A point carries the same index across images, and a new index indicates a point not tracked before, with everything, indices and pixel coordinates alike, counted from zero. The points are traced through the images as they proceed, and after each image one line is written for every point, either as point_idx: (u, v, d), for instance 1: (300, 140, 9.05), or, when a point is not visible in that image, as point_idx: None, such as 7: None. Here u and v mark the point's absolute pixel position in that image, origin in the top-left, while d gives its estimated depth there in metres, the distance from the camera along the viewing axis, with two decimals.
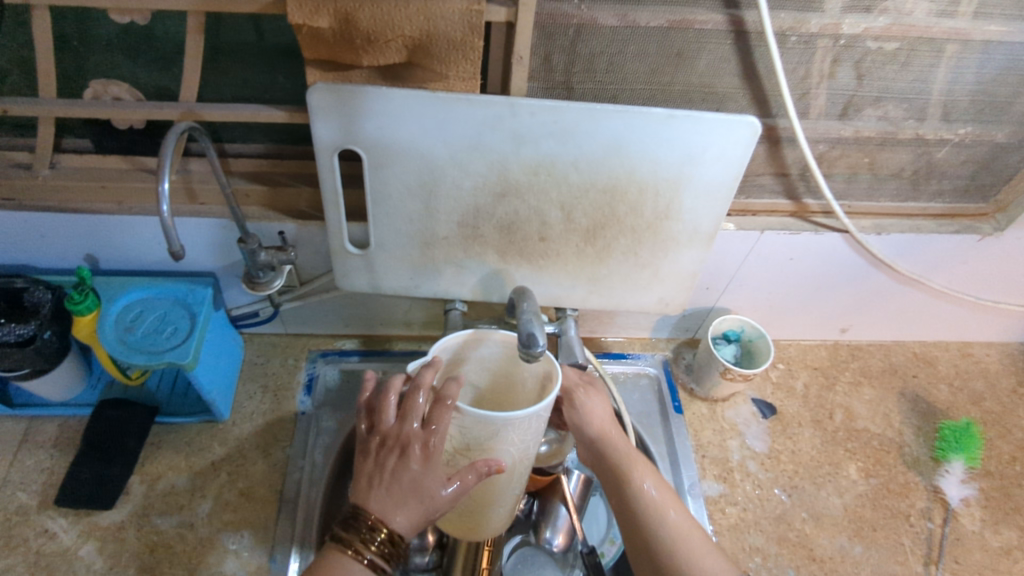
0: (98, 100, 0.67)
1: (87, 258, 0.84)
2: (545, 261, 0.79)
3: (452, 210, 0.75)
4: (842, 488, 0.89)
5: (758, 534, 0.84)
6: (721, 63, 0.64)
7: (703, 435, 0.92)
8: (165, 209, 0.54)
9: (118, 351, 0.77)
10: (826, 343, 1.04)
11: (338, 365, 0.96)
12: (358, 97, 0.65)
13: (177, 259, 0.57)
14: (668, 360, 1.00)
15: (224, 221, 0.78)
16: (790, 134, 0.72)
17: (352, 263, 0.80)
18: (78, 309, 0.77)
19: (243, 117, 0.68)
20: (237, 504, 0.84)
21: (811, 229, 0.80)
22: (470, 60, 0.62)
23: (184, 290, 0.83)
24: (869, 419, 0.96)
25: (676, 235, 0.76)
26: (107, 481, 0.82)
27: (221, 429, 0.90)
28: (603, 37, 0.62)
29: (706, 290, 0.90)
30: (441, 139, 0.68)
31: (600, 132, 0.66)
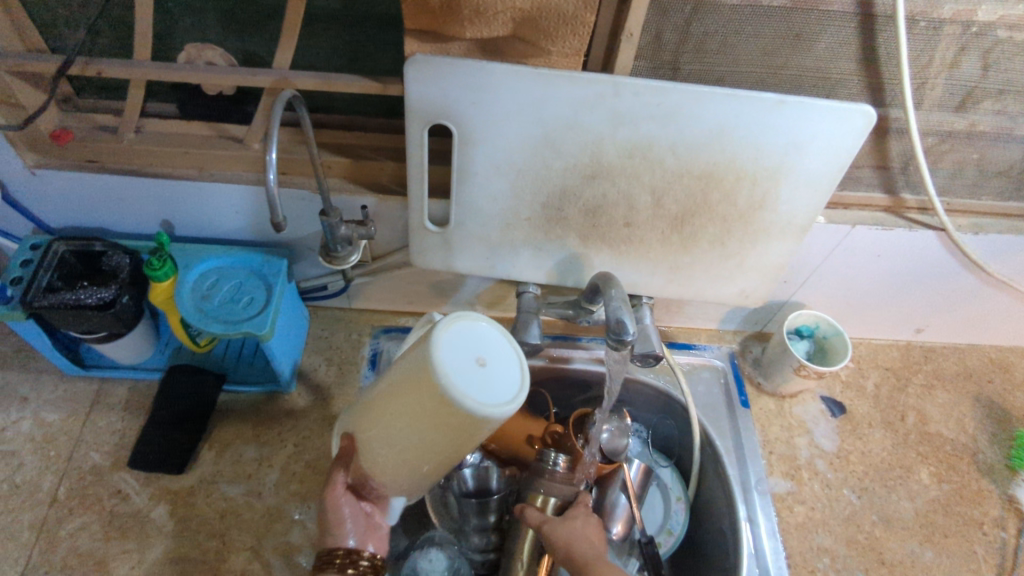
0: (192, 63, 0.66)
1: (164, 224, 0.84)
2: (628, 247, 0.77)
3: (539, 191, 0.73)
4: (913, 492, 0.87)
5: (827, 534, 0.82)
6: (840, 48, 0.62)
7: (771, 430, 0.91)
8: (272, 178, 0.53)
9: (195, 319, 0.76)
10: (898, 343, 1.01)
11: (402, 341, 0.96)
12: (457, 70, 0.63)
13: (279, 230, 0.57)
14: (735, 352, 0.98)
15: (307, 193, 0.77)
16: (899, 125, 0.70)
17: (430, 241, 0.79)
18: (156, 275, 0.77)
19: (338, 87, 0.66)
20: (303, 476, 0.84)
21: (905, 225, 0.78)
22: (578, 35, 0.60)
23: (259, 260, 0.83)
24: (943, 423, 0.93)
25: (767, 226, 0.73)
26: (177, 446, 0.83)
27: (286, 400, 0.90)
28: (721, 17, 0.59)
29: (784, 284, 0.88)
30: (536, 117, 0.66)
31: (704, 116, 0.64)
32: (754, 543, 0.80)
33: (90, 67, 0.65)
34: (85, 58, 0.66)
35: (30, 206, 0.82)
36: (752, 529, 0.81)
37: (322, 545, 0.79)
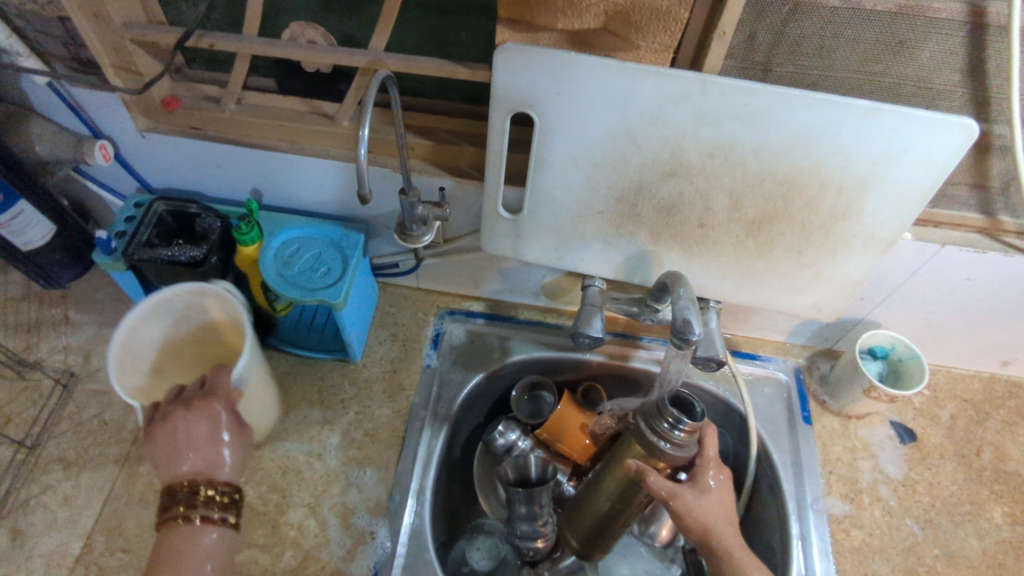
0: (295, 40, 0.70)
1: (254, 192, 0.90)
2: (699, 248, 0.77)
3: (614, 185, 0.73)
4: (983, 530, 0.82)
5: (883, 562, 0.79)
6: (946, 57, 0.59)
7: (832, 450, 0.88)
8: (362, 152, 0.56)
9: (276, 284, 0.81)
10: (980, 375, 0.96)
11: (465, 325, 0.99)
12: (546, 60, 0.64)
13: (365, 202, 0.59)
14: (802, 367, 0.95)
15: (388, 172, 0.80)
16: (1003, 143, 0.66)
17: (502, 227, 0.80)
18: (243, 239, 0.83)
19: (428, 71, 0.69)
20: (362, 443, 0.87)
21: (1000, 249, 0.73)
22: (670, 31, 0.61)
23: (338, 233, 0.87)
24: (1022, 463, 0.88)
25: (849, 238, 0.71)
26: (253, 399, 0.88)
27: (351, 370, 0.94)
28: (820, 19, 0.58)
29: (860, 301, 0.85)
30: (619, 110, 0.66)
31: (793, 120, 0.63)
32: (805, 561, 0.78)
33: (204, 40, 0.70)
34: (201, 32, 0.71)
35: (138, 166, 0.89)
36: (804, 548, 0.79)
37: (374, 510, 0.82)
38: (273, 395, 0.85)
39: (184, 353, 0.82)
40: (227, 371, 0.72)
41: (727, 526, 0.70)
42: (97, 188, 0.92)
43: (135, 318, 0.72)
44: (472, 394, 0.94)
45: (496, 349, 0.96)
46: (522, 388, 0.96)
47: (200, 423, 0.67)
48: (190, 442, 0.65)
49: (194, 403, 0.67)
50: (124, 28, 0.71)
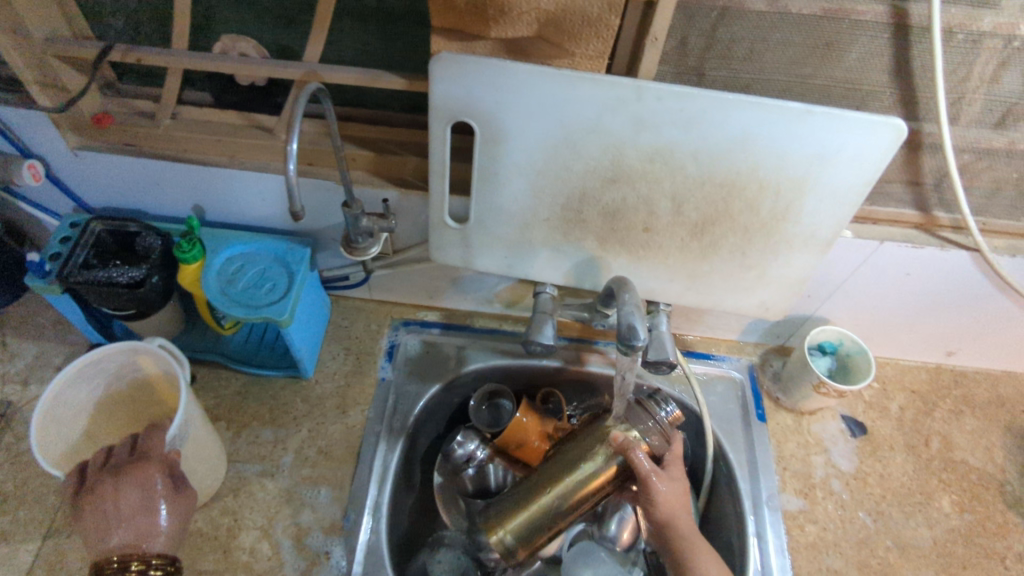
0: (226, 54, 0.68)
1: (195, 209, 0.87)
2: (646, 252, 0.77)
3: (558, 192, 0.73)
4: (933, 520, 0.84)
5: (837, 557, 0.80)
6: (872, 58, 0.60)
7: (786, 447, 0.89)
8: (291, 167, 0.55)
9: (219, 302, 0.79)
10: (927, 365, 0.98)
11: (420, 335, 0.98)
12: (481, 69, 0.63)
13: (297, 219, 0.58)
14: (755, 365, 0.96)
15: (331, 184, 0.78)
16: (933, 141, 0.67)
17: (450, 237, 0.79)
18: (185, 257, 0.81)
19: (364, 82, 0.68)
20: (316, 461, 0.86)
21: (937, 243, 0.75)
22: (602, 38, 0.60)
23: (284, 248, 0.85)
24: (969, 451, 0.90)
25: (790, 238, 0.72)
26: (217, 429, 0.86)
27: (304, 386, 0.92)
28: (748, 23, 0.58)
29: (808, 299, 0.86)
30: (558, 117, 0.66)
31: (728, 124, 0.63)
32: (761, 559, 0.79)
33: (130, 54, 0.68)
34: (127, 46, 0.68)
35: (72, 186, 0.85)
36: (760, 546, 0.80)
37: (328, 530, 0.80)
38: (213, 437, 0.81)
39: (115, 414, 0.79)
40: (159, 434, 0.72)
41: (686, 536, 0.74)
42: (29, 210, 0.88)
43: (62, 380, 0.71)
44: (429, 405, 0.93)
45: (452, 359, 0.96)
46: (481, 397, 0.94)
47: (132, 491, 0.68)
48: (120, 513, 0.67)
49: (127, 471, 0.68)
50: (46, 44, 0.69)
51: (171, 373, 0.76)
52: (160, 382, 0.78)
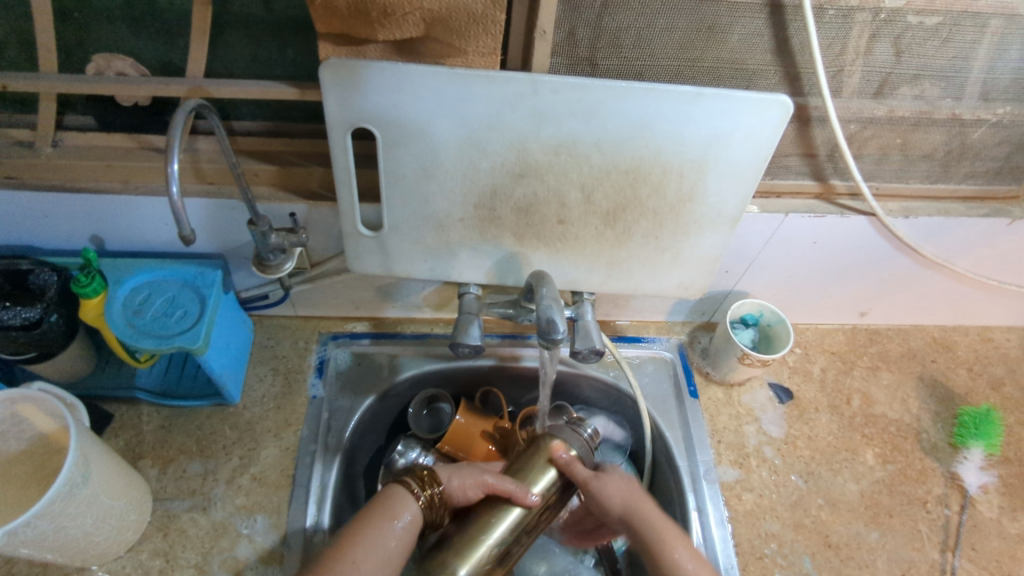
0: (102, 75, 0.64)
1: (93, 239, 0.82)
2: (564, 244, 0.77)
3: (469, 191, 0.72)
4: (859, 474, 0.88)
5: (774, 521, 0.83)
6: (753, 39, 0.62)
7: (719, 420, 0.91)
8: (174, 190, 0.53)
9: (127, 336, 0.75)
10: (844, 327, 1.02)
11: (350, 347, 0.95)
12: (373, 73, 0.62)
13: (187, 243, 0.56)
14: (684, 344, 0.98)
15: (233, 202, 0.75)
16: (821, 113, 0.70)
17: (365, 245, 0.78)
18: (84, 291, 0.75)
19: (255, 95, 0.65)
20: (250, 488, 0.83)
21: (836, 211, 0.78)
22: (491, 34, 0.60)
23: (193, 272, 0.81)
24: (887, 405, 0.95)
25: (699, 218, 0.74)
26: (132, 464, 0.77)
27: (231, 413, 0.89)
28: (631, 10, 0.59)
29: (726, 274, 0.88)
30: (458, 116, 0.65)
31: (624, 111, 0.64)
32: (702, 532, 0.81)
33: None
34: None
35: None
36: (701, 519, 0.82)
37: (268, 558, 0.78)
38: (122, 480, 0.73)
39: (12, 481, 0.71)
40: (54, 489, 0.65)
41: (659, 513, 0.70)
42: None
43: None
44: (364, 418, 0.91)
45: (385, 368, 0.94)
46: (419, 404, 0.95)
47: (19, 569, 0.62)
48: None
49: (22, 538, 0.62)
50: None
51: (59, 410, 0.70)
52: (62, 439, 0.72)
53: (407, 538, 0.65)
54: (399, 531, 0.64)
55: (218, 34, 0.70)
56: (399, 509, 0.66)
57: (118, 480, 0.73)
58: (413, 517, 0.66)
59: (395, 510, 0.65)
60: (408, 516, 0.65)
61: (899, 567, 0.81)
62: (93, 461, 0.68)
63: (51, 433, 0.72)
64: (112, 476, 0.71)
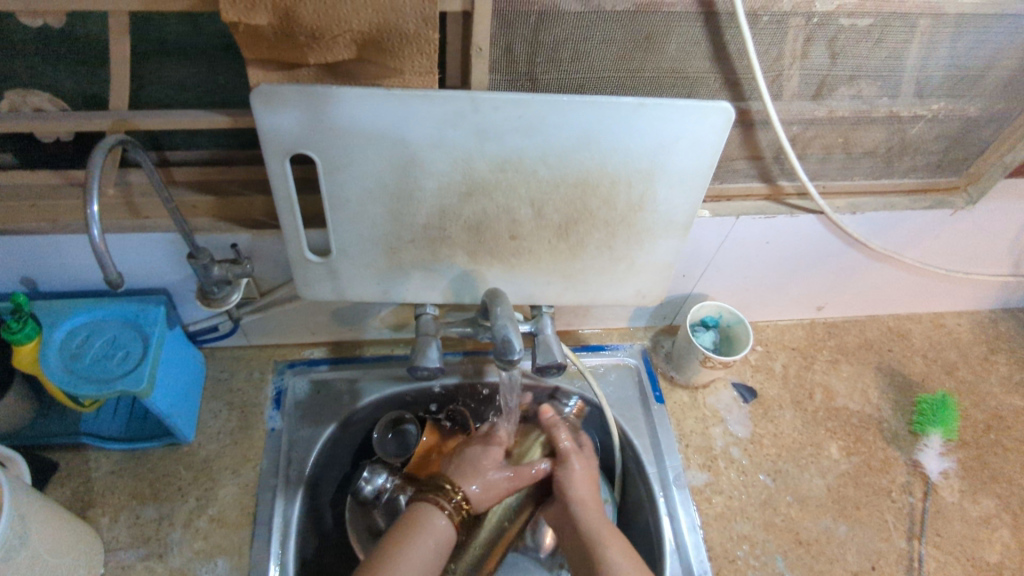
0: (17, 112, 0.61)
1: (24, 281, 0.78)
2: (518, 259, 0.76)
3: (417, 212, 0.70)
4: (825, 468, 0.89)
5: (745, 522, 0.83)
6: (691, 47, 0.62)
7: (685, 424, 0.91)
8: (95, 233, 0.50)
9: (65, 382, 0.71)
10: (802, 322, 1.03)
11: (307, 375, 0.93)
12: (306, 98, 0.59)
13: (114, 287, 0.53)
14: (647, 349, 0.98)
15: (172, 235, 0.73)
16: (763, 117, 0.71)
17: (314, 272, 0.75)
18: (16, 338, 0.71)
19: (184, 125, 0.63)
20: (208, 531, 0.79)
21: (786, 211, 0.79)
22: (426, 54, 0.58)
23: (134, 309, 0.78)
24: (848, 397, 0.96)
25: (651, 226, 0.73)
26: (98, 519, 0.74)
27: (185, 452, 0.85)
28: (567, 24, 0.59)
29: (683, 278, 0.88)
30: (399, 138, 0.63)
31: (568, 124, 0.63)
32: (675, 538, 0.81)
33: None
34: None
35: None
36: (673, 525, 0.82)
37: None
38: (67, 536, 0.69)
39: None
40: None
41: (609, 529, 0.73)
42: None
43: None
44: (327, 447, 0.88)
45: (346, 394, 0.91)
46: (382, 428, 0.92)
47: None
48: None
49: None
50: None
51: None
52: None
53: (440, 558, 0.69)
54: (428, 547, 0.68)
55: (143, 63, 0.67)
56: (433, 527, 0.70)
57: (61, 537, 0.68)
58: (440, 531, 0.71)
59: (425, 525, 0.70)
60: (433, 537, 0.69)
61: (869, 559, 0.81)
62: (33, 518, 0.64)
63: None
64: (54, 532, 0.67)
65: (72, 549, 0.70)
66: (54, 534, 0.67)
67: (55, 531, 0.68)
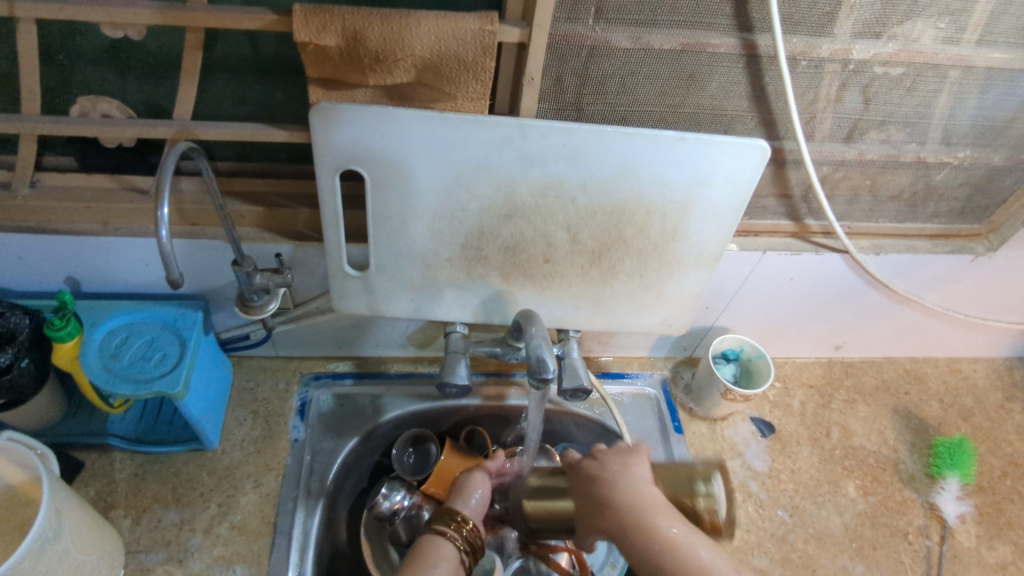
0: (87, 117, 0.64)
1: (69, 281, 0.80)
2: (550, 283, 0.78)
3: (456, 231, 0.72)
4: (842, 506, 0.89)
5: (762, 557, 0.83)
6: (731, 86, 0.65)
7: (704, 455, 0.92)
8: (164, 234, 0.52)
9: (103, 380, 0.72)
10: (820, 360, 1.05)
11: (332, 388, 0.94)
12: (363, 116, 0.62)
13: (176, 286, 0.55)
14: (667, 379, 0.99)
15: (218, 243, 0.75)
16: (795, 156, 0.74)
17: (351, 285, 0.77)
18: (58, 335, 0.73)
19: (242, 137, 0.66)
20: (229, 538, 0.79)
21: (811, 249, 0.81)
22: (480, 80, 0.61)
23: (172, 314, 0.80)
24: (865, 436, 0.97)
25: (681, 257, 0.75)
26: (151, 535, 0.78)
27: (209, 458, 0.86)
28: (616, 59, 0.62)
29: (707, 310, 0.90)
30: (448, 160, 0.66)
31: (610, 154, 0.66)
32: None
33: None
34: None
35: None
36: None
37: None
38: (93, 537, 0.70)
39: None
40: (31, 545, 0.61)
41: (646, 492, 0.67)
42: None
43: None
44: (350, 459, 0.89)
45: (369, 409, 0.92)
46: (403, 443, 0.92)
47: None
48: None
49: None
50: None
51: (29, 465, 0.66)
52: (31, 491, 0.68)
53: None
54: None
55: (205, 77, 0.71)
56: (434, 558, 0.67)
57: (90, 534, 0.69)
58: (445, 560, 0.67)
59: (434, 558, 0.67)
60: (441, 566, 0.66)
61: None
62: (65, 515, 0.65)
63: (16, 486, 0.68)
64: (84, 529, 0.68)
65: (100, 548, 0.71)
66: (85, 531, 0.68)
67: (86, 528, 0.69)
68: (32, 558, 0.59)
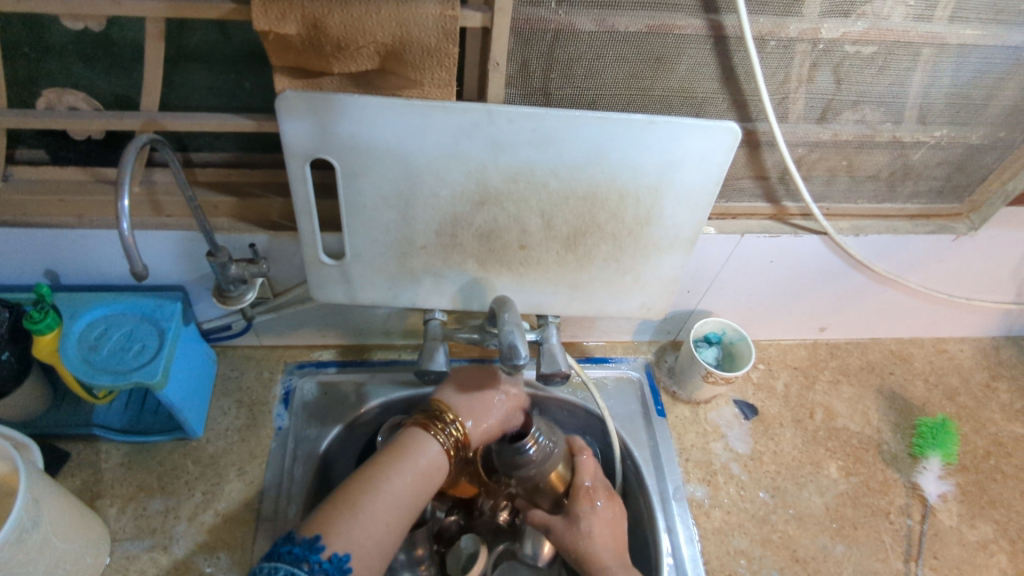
0: (53, 110, 0.64)
1: (47, 274, 0.81)
2: (527, 269, 0.78)
3: (430, 219, 0.72)
4: (824, 487, 0.89)
5: (742, 538, 0.84)
6: (701, 68, 0.65)
7: (687, 438, 0.92)
8: (125, 227, 0.52)
9: (82, 371, 0.73)
10: (805, 342, 1.05)
11: (316, 377, 0.94)
12: (328, 104, 0.62)
13: (140, 278, 0.55)
14: (651, 363, 0.99)
15: (193, 233, 0.75)
16: (769, 138, 0.73)
17: (328, 275, 0.77)
18: (36, 328, 0.73)
19: (210, 127, 0.65)
20: (213, 525, 0.81)
21: (790, 231, 0.81)
22: (445, 66, 0.60)
23: (151, 305, 0.80)
24: (849, 417, 0.97)
25: (657, 241, 0.75)
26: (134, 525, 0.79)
27: (194, 447, 0.87)
28: (582, 43, 0.61)
29: (688, 293, 0.90)
30: (417, 148, 0.65)
31: (580, 139, 0.65)
32: (673, 551, 0.81)
33: None
34: None
35: None
36: (671, 539, 0.82)
37: None
38: (74, 526, 0.71)
39: None
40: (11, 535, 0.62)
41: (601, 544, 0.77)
42: None
43: None
44: (335, 444, 0.90)
45: (353, 397, 0.93)
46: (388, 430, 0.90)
47: None
48: None
49: None
50: None
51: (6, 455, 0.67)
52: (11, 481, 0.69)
53: (416, 489, 0.70)
54: (407, 481, 0.69)
55: (174, 68, 0.71)
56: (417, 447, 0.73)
57: (71, 522, 0.70)
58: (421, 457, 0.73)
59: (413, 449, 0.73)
60: (423, 460, 0.72)
61: None
62: (44, 505, 0.66)
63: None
64: (64, 518, 0.69)
65: (81, 535, 0.72)
66: (65, 519, 0.69)
67: (67, 517, 0.70)
68: (13, 548, 0.60)
